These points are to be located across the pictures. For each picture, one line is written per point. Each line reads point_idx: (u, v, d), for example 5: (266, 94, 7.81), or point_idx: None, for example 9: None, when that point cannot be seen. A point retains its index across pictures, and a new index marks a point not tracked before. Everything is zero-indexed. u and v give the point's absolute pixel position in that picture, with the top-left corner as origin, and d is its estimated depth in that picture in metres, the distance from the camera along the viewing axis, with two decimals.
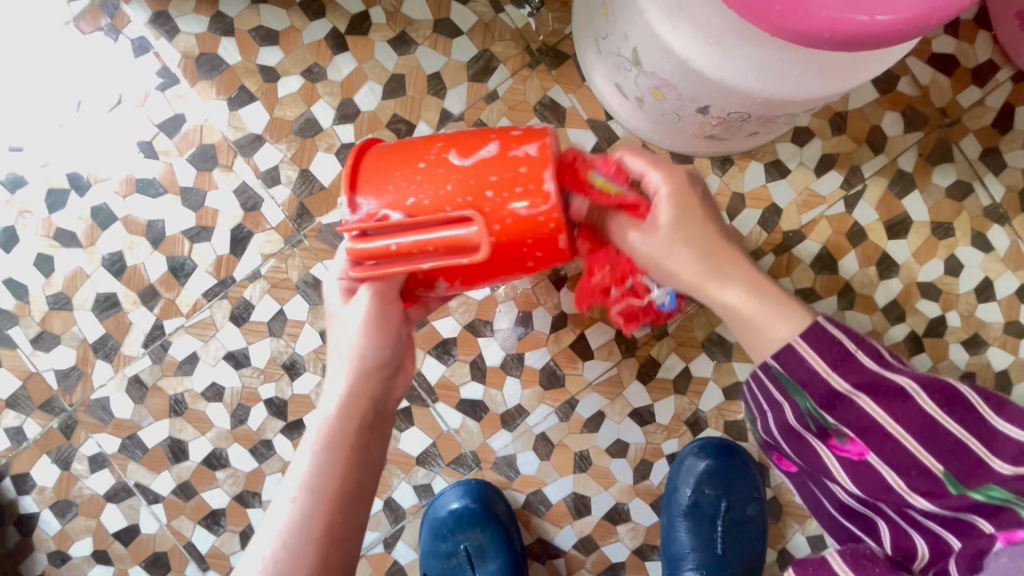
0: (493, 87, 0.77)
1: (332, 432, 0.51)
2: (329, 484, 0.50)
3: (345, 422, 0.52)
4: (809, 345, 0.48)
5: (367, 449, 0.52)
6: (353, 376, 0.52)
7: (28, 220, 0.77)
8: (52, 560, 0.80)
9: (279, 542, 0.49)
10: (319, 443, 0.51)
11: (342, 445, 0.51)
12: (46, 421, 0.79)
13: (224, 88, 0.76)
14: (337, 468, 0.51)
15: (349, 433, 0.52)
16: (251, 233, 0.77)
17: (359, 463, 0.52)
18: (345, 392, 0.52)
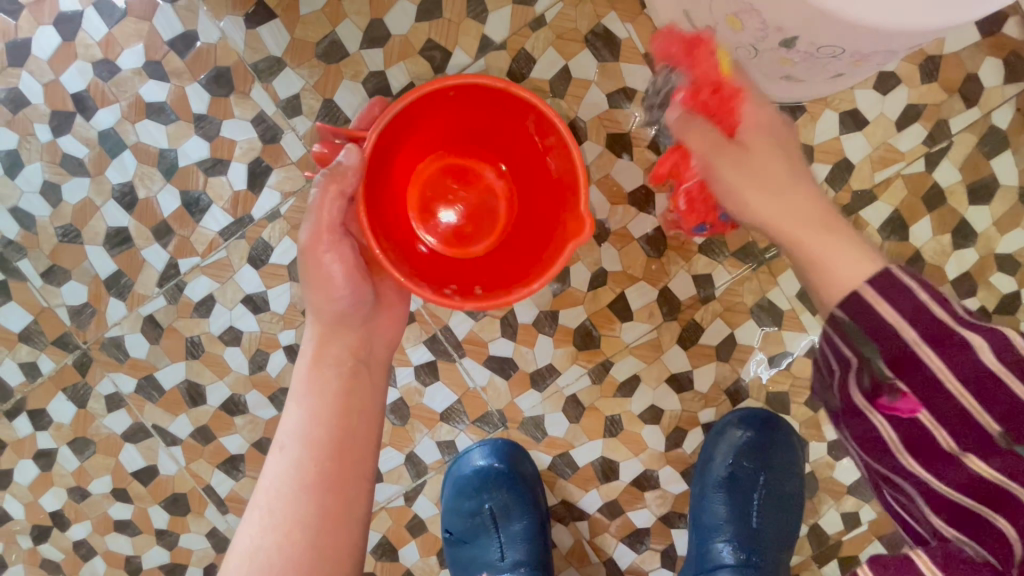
0: (541, 11, 0.68)
1: (318, 388, 0.51)
2: (319, 422, 0.50)
3: (328, 385, 0.51)
4: (861, 331, 0.44)
5: (350, 391, 0.52)
6: (336, 339, 0.53)
7: (33, 144, 0.72)
8: (72, 495, 0.80)
9: (273, 499, 0.48)
10: (304, 400, 0.51)
11: (327, 397, 0.51)
12: (60, 357, 0.76)
13: (241, 3, 0.68)
14: (322, 415, 0.50)
15: (333, 393, 0.51)
16: (270, 168, 0.71)
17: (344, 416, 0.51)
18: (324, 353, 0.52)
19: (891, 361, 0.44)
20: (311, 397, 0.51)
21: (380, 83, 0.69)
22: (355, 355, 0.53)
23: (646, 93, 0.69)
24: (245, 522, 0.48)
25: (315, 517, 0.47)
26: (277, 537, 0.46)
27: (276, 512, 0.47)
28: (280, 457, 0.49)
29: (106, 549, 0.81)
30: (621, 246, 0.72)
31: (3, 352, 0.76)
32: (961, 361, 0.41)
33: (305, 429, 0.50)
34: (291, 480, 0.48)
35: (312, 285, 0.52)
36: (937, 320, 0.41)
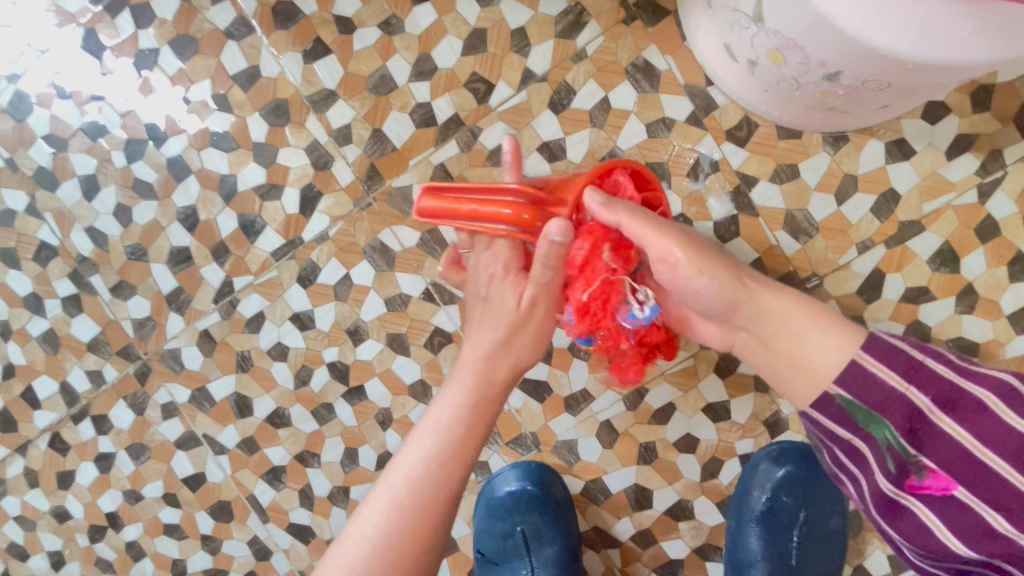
0: (582, 45, 0.70)
1: (469, 404, 0.52)
2: (464, 440, 0.50)
3: (484, 410, 0.52)
4: (815, 415, 0.52)
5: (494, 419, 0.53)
6: (497, 359, 0.53)
7: (109, 169, 0.78)
8: (127, 497, 0.84)
9: (401, 499, 0.47)
10: (459, 413, 0.51)
11: (483, 420, 0.51)
12: (122, 367, 0.81)
13: (300, 40, 0.73)
14: (469, 433, 0.51)
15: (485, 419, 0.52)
16: (321, 194, 0.75)
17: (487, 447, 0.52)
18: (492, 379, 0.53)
19: (850, 432, 0.51)
20: (467, 414, 0.51)
21: (426, 114, 0.73)
22: (506, 385, 0.54)
23: (686, 123, 0.70)
24: (371, 504, 0.48)
25: (436, 532, 0.47)
26: (404, 535, 0.46)
27: (404, 515, 0.47)
28: (423, 458, 0.49)
29: (155, 551, 0.85)
30: None
31: (72, 360, 0.82)
32: (898, 413, 0.49)
33: (447, 441, 0.50)
34: (429, 487, 0.48)
35: (498, 304, 0.53)
36: (875, 388, 0.49)
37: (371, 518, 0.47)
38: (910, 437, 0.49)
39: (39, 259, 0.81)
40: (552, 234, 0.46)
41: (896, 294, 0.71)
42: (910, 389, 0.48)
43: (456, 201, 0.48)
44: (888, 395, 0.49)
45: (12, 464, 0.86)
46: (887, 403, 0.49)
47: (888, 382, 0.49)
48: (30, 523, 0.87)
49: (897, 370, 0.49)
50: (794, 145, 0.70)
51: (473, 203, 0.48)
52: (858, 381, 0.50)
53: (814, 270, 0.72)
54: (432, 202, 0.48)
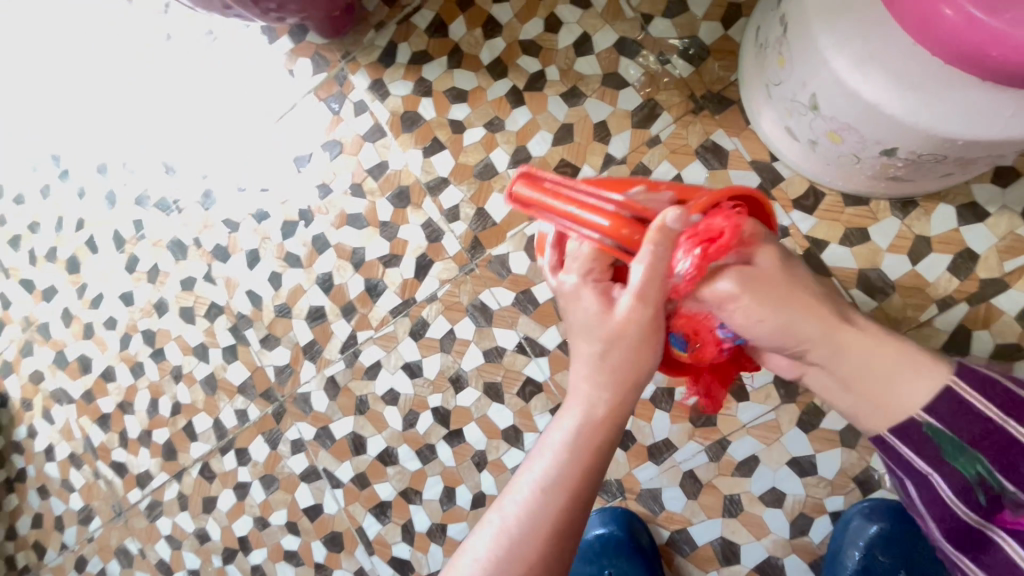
0: (656, 132, 0.82)
1: (576, 441, 0.50)
2: (571, 477, 0.48)
3: (592, 437, 0.50)
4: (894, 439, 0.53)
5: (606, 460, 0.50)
6: (606, 403, 0.51)
7: (268, 244, 0.97)
8: (256, 523, 0.97)
9: (511, 528, 0.47)
10: (566, 440, 0.50)
11: (595, 459, 0.49)
12: (263, 407, 0.97)
13: (421, 140, 0.90)
14: (581, 471, 0.49)
15: (593, 448, 0.50)
16: (433, 261, 0.89)
17: (599, 475, 0.50)
18: (599, 402, 0.51)
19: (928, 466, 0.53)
20: (574, 441, 0.50)
21: None
22: (614, 425, 0.50)
23: None
24: (479, 537, 0.48)
25: (543, 569, 0.46)
26: (513, 568, 0.46)
27: (512, 545, 0.47)
28: (529, 491, 0.48)
29: None
30: None
31: (225, 400, 0.99)
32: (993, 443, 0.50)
33: (560, 477, 0.48)
34: (536, 522, 0.47)
35: (605, 333, 0.50)
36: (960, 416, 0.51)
37: (480, 552, 0.48)
38: (1007, 474, 0.50)
39: (208, 315, 1.00)
40: (648, 249, 0.46)
41: (985, 352, 0.72)
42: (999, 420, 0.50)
43: (556, 193, 0.50)
44: (976, 420, 0.50)
45: (169, 488, 1.02)
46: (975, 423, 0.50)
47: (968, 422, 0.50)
48: (177, 542, 1.01)
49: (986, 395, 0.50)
50: (861, 211, 0.75)
51: (571, 202, 0.50)
52: (951, 408, 0.51)
53: (893, 327, 0.74)
54: (528, 189, 0.51)
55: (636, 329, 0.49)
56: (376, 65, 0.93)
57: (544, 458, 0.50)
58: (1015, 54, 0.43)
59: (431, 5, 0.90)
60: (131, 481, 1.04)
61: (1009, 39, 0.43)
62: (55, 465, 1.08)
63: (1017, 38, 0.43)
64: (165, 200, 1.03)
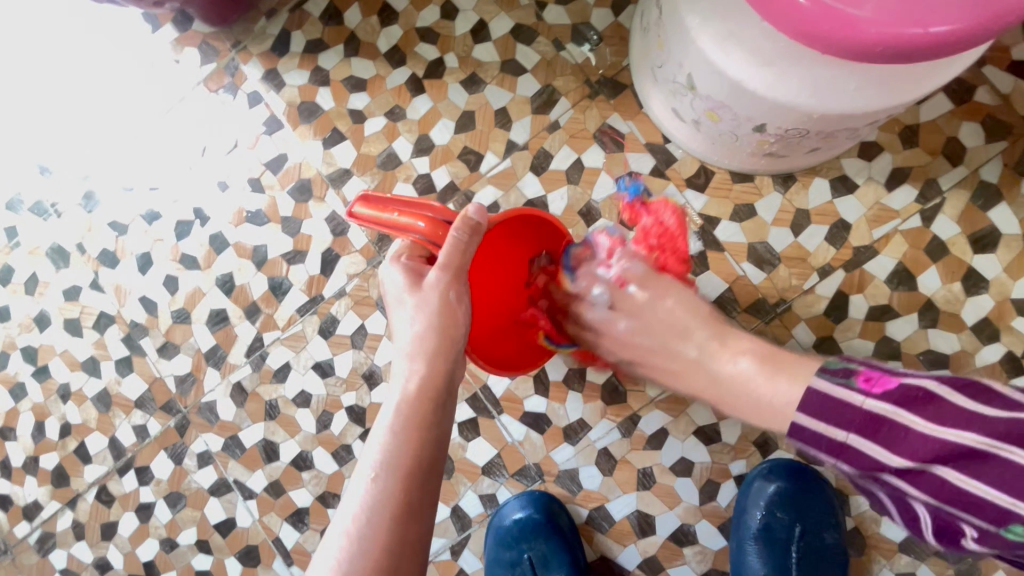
0: (555, 117, 0.83)
1: (400, 419, 0.52)
2: (400, 455, 0.50)
3: (414, 411, 0.52)
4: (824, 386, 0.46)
5: (435, 428, 0.52)
6: (416, 373, 0.53)
7: (160, 247, 0.91)
8: (163, 545, 0.90)
9: (355, 524, 0.48)
10: (393, 421, 0.52)
11: (422, 433, 0.51)
12: (164, 420, 0.91)
13: (320, 131, 0.87)
14: (410, 447, 0.51)
15: (418, 420, 0.52)
16: (339, 256, 0.86)
17: (433, 448, 0.52)
18: (414, 374, 0.53)
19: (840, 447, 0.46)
20: (397, 419, 0.52)
21: (426, 182, 0.85)
22: (435, 392, 0.53)
23: (650, 175, 0.81)
24: (327, 544, 0.49)
25: (389, 553, 0.47)
26: (361, 561, 0.47)
27: (357, 539, 0.48)
28: (365, 480, 0.50)
29: None
30: None
31: (121, 416, 0.92)
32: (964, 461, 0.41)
33: (392, 460, 0.50)
34: (376, 510, 0.48)
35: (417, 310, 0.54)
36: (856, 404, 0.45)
37: (329, 554, 0.48)
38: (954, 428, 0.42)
39: (98, 327, 0.93)
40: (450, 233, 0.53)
41: (861, 314, 0.77)
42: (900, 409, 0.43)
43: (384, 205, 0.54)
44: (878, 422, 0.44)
45: (62, 518, 0.93)
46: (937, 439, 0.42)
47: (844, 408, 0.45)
48: None
49: (974, 428, 0.41)
50: (747, 188, 0.79)
51: (396, 212, 0.54)
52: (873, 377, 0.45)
53: (781, 296, 0.79)
54: (365, 208, 0.54)
55: (435, 299, 0.54)
56: (269, 54, 0.89)
57: (375, 446, 0.51)
58: (846, 26, 0.47)
59: None
60: (17, 514, 0.95)
61: (839, 14, 0.47)
62: None
63: (845, 13, 0.46)
64: (40, 205, 0.94)
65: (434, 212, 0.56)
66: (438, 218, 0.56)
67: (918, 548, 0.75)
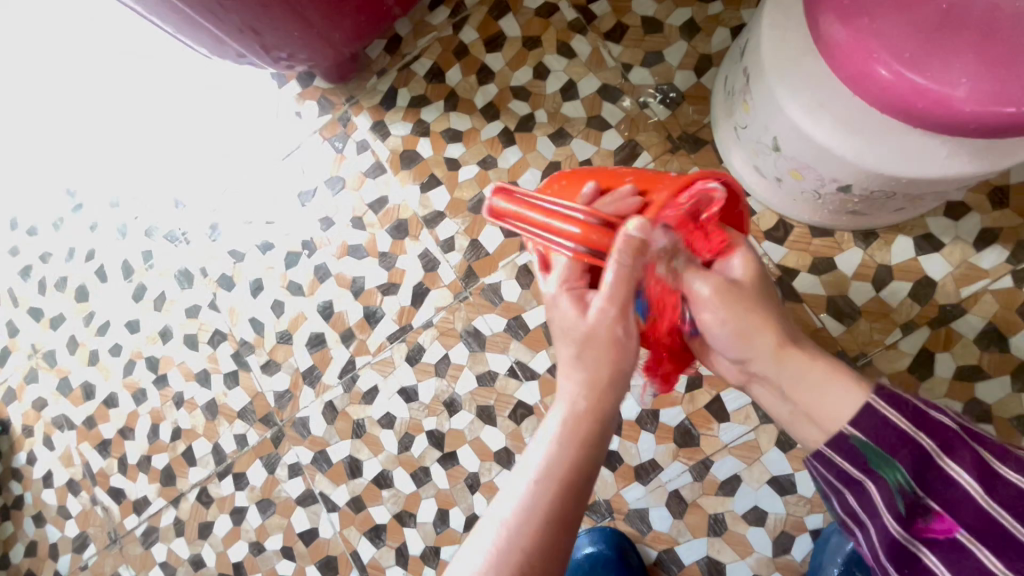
0: (636, 169, 0.88)
1: (561, 444, 0.49)
2: (557, 479, 0.47)
3: (580, 434, 0.50)
4: (877, 400, 0.46)
5: (597, 459, 0.50)
6: (580, 398, 0.51)
7: (272, 274, 1.02)
8: (251, 548, 0.98)
9: (501, 539, 0.45)
10: (549, 447, 0.49)
11: (582, 460, 0.49)
12: (262, 431, 0.99)
13: (419, 176, 0.97)
14: (568, 470, 0.48)
15: (581, 438, 0.49)
16: (429, 289, 0.94)
17: (590, 470, 0.49)
18: (583, 397, 0.51)
19: (863, 473, 0.48)
20: (560, 438, 0.49)
21: None
22: (595, 420, 0.50)
23: None
24: (470, 548, 0.47)
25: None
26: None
27: (502, 554, 0.45)
28: (518, 495, 0.47)
29: None
30: None
31: (225, 425, 1.01)
32: (1015, 504, 0.41)
33: (547, 479, 0.48)
34: (519, 527, 0.46)
35: (588, 337, 0.52)
36: (888, 430, 0.45)
37: (471, 561, 0.46)
38: (926, 486, 0.44)
39: (212, 342, 1.04)
40: (614, 255, 0.51)
41: (948, 372, 0.76)
42: (920, 436, 0.44)
43: (525, 202, 0.58)
44: (901, 441, 0.45)
45: (165, 514, 1.03)
46: (1007, 486, 0.42)
47: (900, 426, 0.45)
48: (171, 568, 1.01)
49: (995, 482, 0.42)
50: (827, 242, 0.81)
51: (535, 207, 0.58)
52: (894, 403, 0.45)
53: (862, 350, 0.79)
54: (506, 202, 0.59)
55: (602, 330, 0.52)
56: (378, 108, 1.00)
57: (529, 460, 0.50)
58: (939, 105, 0.50)
59: (429, 54, 0.98)
60: (128, 507, 1.05)
61: (933, 94, 0.50)
62: (53, 491, 1.10)
63: (939, 93, 0.49)
64: (173, 232, 1.08)
65: (621, 249, 0.51)
66: (631, 256, 0.51)
67: None
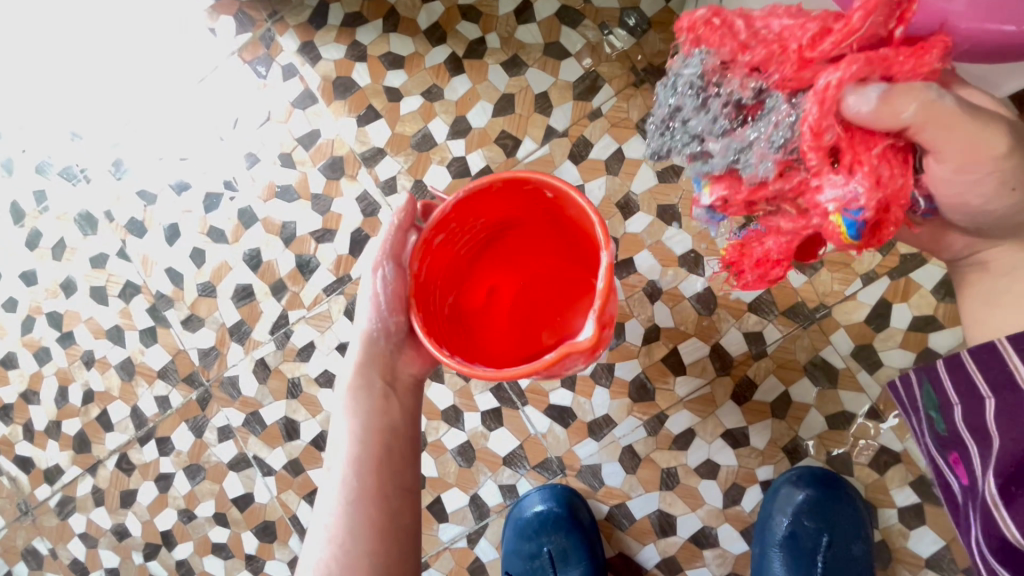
0: (597, 105, 0.80)
1: (360, 416, 0.57)
2: (370, 448, 0.56)
3: (371, 400, 0.58)
4: (1006, 346, 0.48)
5: (394, 418, 0.58)
6: (358, 371, 0.58)
7: (189, 218, 0.90)
8: (181, 516, 0.91)
9: (335, 515, 0.53)
10: (351, 425, 0.57)
11: (383, 427, 0.57)
12: (187, 392, 0.90)
13: (355, 108, 0.85)
14: (370, 440, 0.56)
15: (374, 411, 0.57)
16: (368, 237, 0.85)
17: (397, 435, 0.57)
18: (357, 369, 0.58)
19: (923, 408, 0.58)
20: (358, 412, 0.57)
21: (461, 166, 0.83)
22: (380, 384, 0.58)
23: None
24: (313, 535, 0.54)
25: (376, 532, 0.53)
26: (352, 541, 0.52)
27: (338, 525, 0.53)
28: (334, 475, 0.55)
29: (203, 569, 0.90)
30: (674, 305, 0.78)
31: (143, 386, 0.92)
32: None
33: (356, 457, 0.55)
34: (347, 501, 0.54)
35: (370, 304, 0.57)
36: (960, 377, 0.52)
37: (316, 542, 0.53)
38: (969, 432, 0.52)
39: (123, 295, 0.92)
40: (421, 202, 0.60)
41: (904, 323, 0.75)
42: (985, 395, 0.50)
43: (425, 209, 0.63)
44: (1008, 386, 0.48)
45: (82, 483, 0.94)
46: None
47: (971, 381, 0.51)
48: (93, 540, 0.94)
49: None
50: None
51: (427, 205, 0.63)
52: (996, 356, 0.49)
53: (821, 300, 0.76)
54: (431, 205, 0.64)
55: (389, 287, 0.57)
56: (306, 26, 0.87)
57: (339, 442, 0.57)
58: (934, 21, 0.43)
59: None
60: (38, 477, 0.95)
61: (930, 7, 0.43)
62: None
63: (936, 6, 0.43)
64: (70, 169, 0.94)
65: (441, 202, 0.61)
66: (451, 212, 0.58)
67: (945, 564, 0.74)
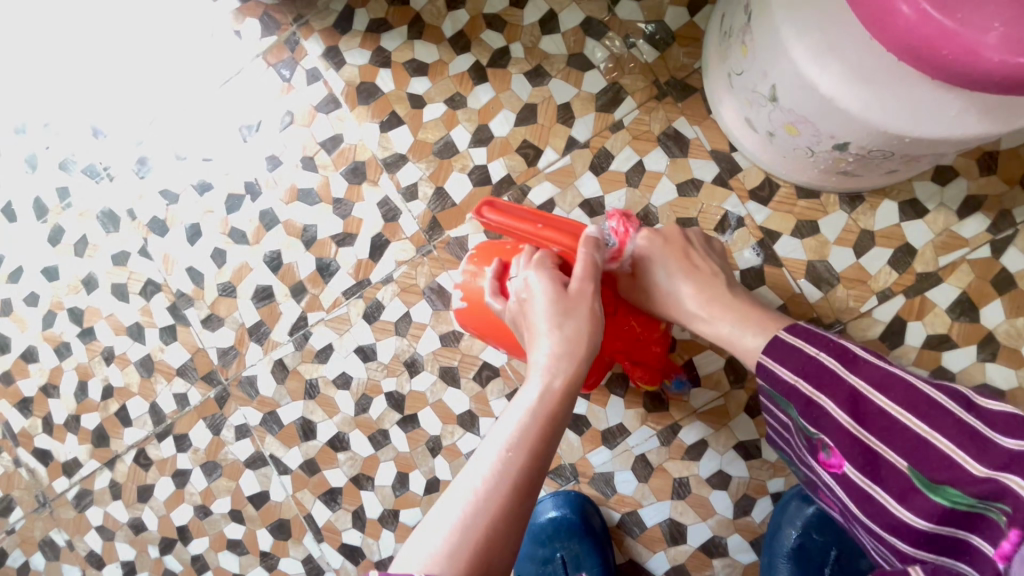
0: (619, 117, 0.81)
1: (534, 409, 0.48)
2: (534, 444, 0.46)
3: (550, 402, 0.49)
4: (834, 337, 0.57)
5: (558, 426, 0.49)
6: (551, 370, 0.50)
7: (211, 219, 0.91)
8: (197, 512, 0.92)
9: (483, 491, 0.43)
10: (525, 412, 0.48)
11: (551, 426, 0.48)
12: (205, 391, 0.92)
13: (378, 113, 0.86)
14: (537, 432, 0.47)
15: (548, 412, 0.49)
16: (388, 241, 0.86)
17: (552, 438, 0.48)
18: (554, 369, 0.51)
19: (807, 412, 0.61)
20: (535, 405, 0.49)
21: (482, 174, 0.84)
22: (562, 389, 0.50)
23: (712, 184, 0.79)
24: (449, 501, 0.44)
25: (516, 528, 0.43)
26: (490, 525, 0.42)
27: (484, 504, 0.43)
28: (494, 452, 0.46)
29: (218, 564, 0.92)
30: None
31: (162, 383, 0.93)
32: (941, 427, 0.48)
33: (522, 441, 0.46)
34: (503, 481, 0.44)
35: (580, 313, 0.53)
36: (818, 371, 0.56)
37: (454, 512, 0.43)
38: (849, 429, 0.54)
39: (144, 293, 0.93)
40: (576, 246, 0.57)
41: (918, 341, 0.76)
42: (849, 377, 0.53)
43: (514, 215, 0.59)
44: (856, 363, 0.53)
45: (99, 477, 0.95)
46: (1018, 419, 0.47)
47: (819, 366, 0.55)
48: (109, 533, 0.95)
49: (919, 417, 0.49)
50: (812, 204, 0.77)
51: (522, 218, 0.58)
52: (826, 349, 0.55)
53: (837, 317, 0.77)
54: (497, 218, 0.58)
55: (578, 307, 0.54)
56: (332, 31, 0.87)
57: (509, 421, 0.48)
58: (965, 54, 0.44)
59: None
60: (56, 470, 0.97)
61: (960, 39, 0.44)
62: None
63: (968, 38, 0.43)
64: (93, 167, 0.95)
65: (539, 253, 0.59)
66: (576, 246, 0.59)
67: None
